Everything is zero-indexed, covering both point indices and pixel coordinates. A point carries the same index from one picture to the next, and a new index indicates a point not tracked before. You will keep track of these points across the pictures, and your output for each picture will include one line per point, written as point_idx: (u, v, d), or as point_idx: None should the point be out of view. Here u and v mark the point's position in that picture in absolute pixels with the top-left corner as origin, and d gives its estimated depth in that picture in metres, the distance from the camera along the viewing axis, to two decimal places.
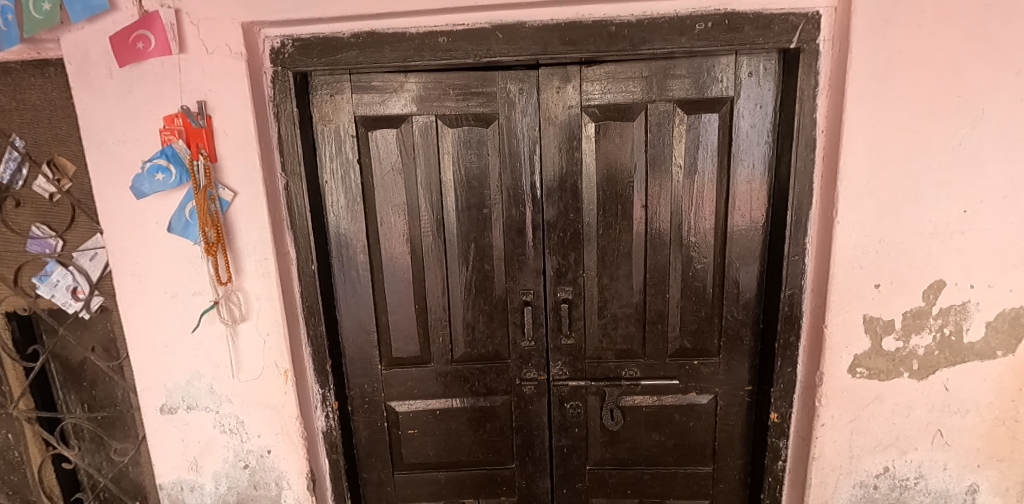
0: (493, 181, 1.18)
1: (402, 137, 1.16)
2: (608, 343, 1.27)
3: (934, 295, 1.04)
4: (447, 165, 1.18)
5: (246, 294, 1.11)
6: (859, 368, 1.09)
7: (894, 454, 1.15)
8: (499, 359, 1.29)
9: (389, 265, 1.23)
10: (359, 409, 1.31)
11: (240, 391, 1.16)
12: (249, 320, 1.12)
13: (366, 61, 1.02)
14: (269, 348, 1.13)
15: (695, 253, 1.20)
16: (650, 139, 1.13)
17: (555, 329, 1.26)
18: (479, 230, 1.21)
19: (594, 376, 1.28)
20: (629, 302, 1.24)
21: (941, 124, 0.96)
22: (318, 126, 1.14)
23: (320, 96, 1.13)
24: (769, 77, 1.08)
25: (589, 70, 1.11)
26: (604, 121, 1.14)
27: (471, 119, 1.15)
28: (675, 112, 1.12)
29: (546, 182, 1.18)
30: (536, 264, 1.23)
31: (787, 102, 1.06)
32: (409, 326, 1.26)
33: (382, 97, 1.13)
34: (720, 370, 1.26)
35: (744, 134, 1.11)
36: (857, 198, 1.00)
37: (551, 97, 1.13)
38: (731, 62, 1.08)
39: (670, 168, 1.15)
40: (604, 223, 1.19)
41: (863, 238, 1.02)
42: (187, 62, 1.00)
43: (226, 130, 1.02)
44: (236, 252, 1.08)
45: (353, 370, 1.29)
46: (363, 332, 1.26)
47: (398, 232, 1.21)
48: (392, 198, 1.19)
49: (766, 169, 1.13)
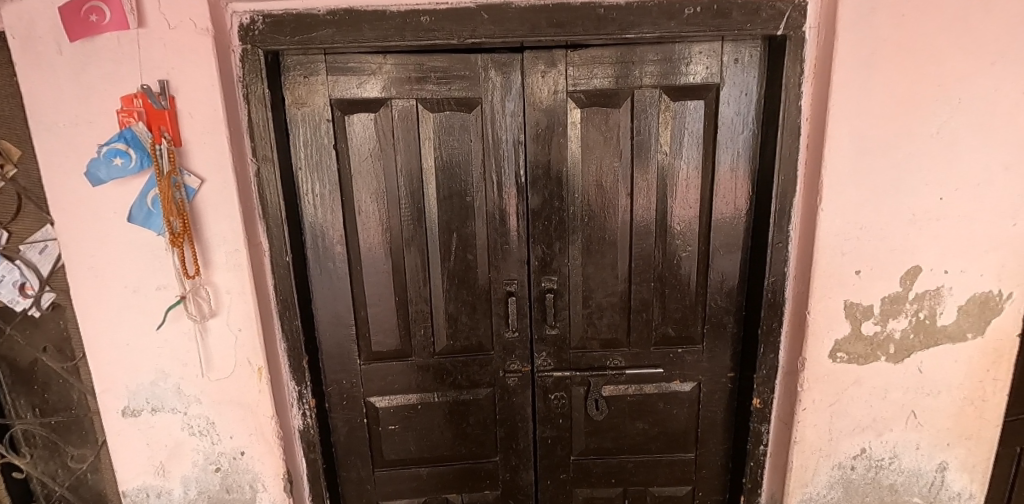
0: (476, 169, 1.15)
1: (381, 121, 1.11)
2: (593, 332, 1.25)
3: (911, 280, 1.07)
4: (428, 151, 1.14)
5: (216, 288, 1.04)
6: (839, 353, 1.11)
7: (871, 435, 1.17)
8: (482, 351, 1.26)
9: (368, 256, 1.18)
10: (338, 406, 1.26)
11: (210, 390, 1.10)
12: (219, 316, 1.05)
13: (344, 40, 0.97)
14: (241, 345, 1.07)
15: (679, 242, 1.19)
16: (636, 126, 1.12)
17: (539, 319, 1.24)
18: (462, 219, 1.17)
19: (580, 366, 1.27)
20: (614, 291, 1.23)
21: (919, 112, 0.98)
22: (291, 110, 1.08)
23: (294, 77, 1.07)
24: (754, 64, 1.08)
25: (575, 54, 1.09)
26: (590, 107, 1.12)
27: (453, 103, 1.11)
28: (662, 98, 1.11)
29: (530, 171, 1.15)
30: (520, 254, 1.20)
31: (771, 89, 1.07)
32: (389, 319, 1.22)
33: (359, 79, 1.08)
34: (704, 358, 1.26)
35: (728, 121, 1.12)
36: (840, 185, 1.02)
37: (536, 82, 1.10)
38: (716, 48, 1.08)
39: (655, 155, 1.14)
40: (589, 212, 1.18)
41: (845, 224, 1.04)
42: (147, 37, 0.92)
43: (192, 112, 0.96)
44: (204, 244, 1.01)
45: (331, 366, 1.24)
46: (341, 327, 1.21)
47: (377, 222, 1.17)
48: (370, 185, 1.15)
49: (750, 156, 1.13)
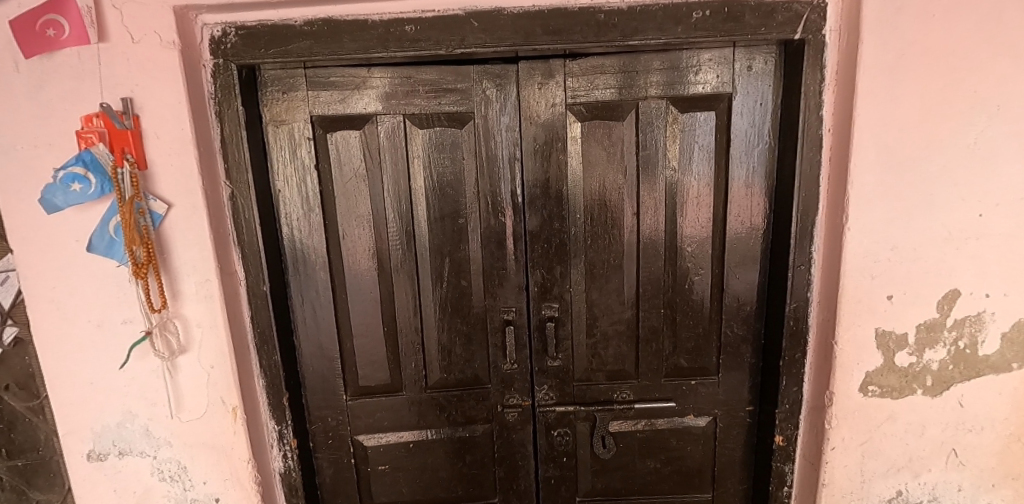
0: (469, 188, 1.07)
1: (366, 139, 1.03)
2: (598, 364, 1.15)
3: (948, 306, 0.97)
4: (417, 170, 1.06)
5: (185, 321, 0.95)
6: (871, 387, 1.00)
7: (907, 477, 1.06)
8: (478, 384, 1.16)
9: (353, 283, 1.10)
10: (323, 445, 1.17)
11: (181, 431, 1.01)
12: (190, 352, 0.97)
13: (322, 53, 0.91)
14: (213, 383, 0.98)
15: (691, 265, 1.10)
16: (641, 141, 1.04)
17: (540, 350, 1.14)
18: (455, 243, 1.09)
19: (584, 400, 1.17)
20: (620, 319, 1.13)
21: (954, 122, 0.89)
22: (269, 128, 1.01)
23: (271, 93, 1.00)
24: (768, 71, 1.00)
25: (574, 63, 1.01)
26: (591, 121, 1.04)
27: (444, 118, 1.03)
28: (669, 110, 1.03)
29: (527, 190, 1.07)
30: (518, 279, 1.11)
31: (788, 99, 0.98)
32: (377, 351, 1.13)
33: (342, 94, 1.01)
34: (720, 390, 1.16)
35: (742, 134, 1.03)
36: (868, 202, 0.92)
37: (532, 95, 1.02)
38: (727, 55, 1.00)
39: (662, 171, 1.05)
40: (592, 233, 1.09)
41: (874, 245, 0.94)
42: (109, 52, 0.86)
43: (158, 132, 0.88)
44: (172, 274, 0.93)
45: (314, 402, 1.14)
46: (325, 359, 1.12)
47: (363, 246, 1.08)
48: (356, 207, 1.06)
49: (766, 171, 1.04)
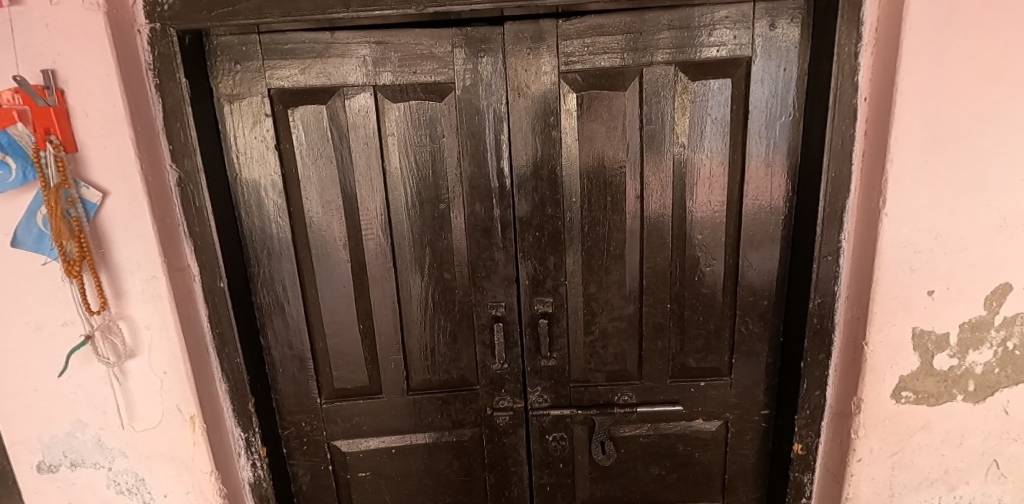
0: (451, 170, 0.94)
1: (333, 115, 0.91)
2: (597, 364, 1.04)
3: (997, 302, 0.84)
4: (392, 150, 0.93)
5: (132, 323, 0.85)
6: (905, 392, 0.88)
7: (941, 490, 0.95)
8: (465, 386, 1.06)
9: (324, 277, 0.99)
10: (298, 451, 1.08)
11: (136, 441, 0.92)
12: (139, 357, 0.87)
13: (273, 13, 0.78)
14: (167, 390, 0.89)
15: (701, 254, 0.98)
16: (645, 114, 0.91)
17: (532, 350, 1.03)
18: (436, 233, 0.98)
19: (582, 403, 1.06)
20: (621, 315, 1.02)
21: (1016, 87, 0.75)
22: (222, 104, 0.89)
23: (222, 64, 0.88)
24: (793, 30, 0.86)
25: (568, 24, 0.87)
26: (588, 91, 0.91)
27: (420, 90, 0.91)
28: (678, 78, 0.89)
29: (516, 172, 0.94)
30: (507, 271, 0.99)
31: (817, 63, 0.84)
32: (353, 351, 1.03)
33: (302, 64, 0.88)
34: (732, 393, 1.05)
35: (762, 104, 0.89)
36: (909, 183, 0.79)
37: (520, 61, 0.89)
38: (747, 11, 0.86)
39: (670, 148, 0.92)
40: (590, 219, 0.96)
41: (915, 233, 0.81)
42: (23, 16, 0.73)
43: (86, 109, 0.76)
44: (114, 270, 0.83)
45: (286, 405, 1.05)
46: (296, 360, 1.03)
47: (334, 236, 0.97)
48: (323, 192, 0.95)
49: (789, 148, 0.91)
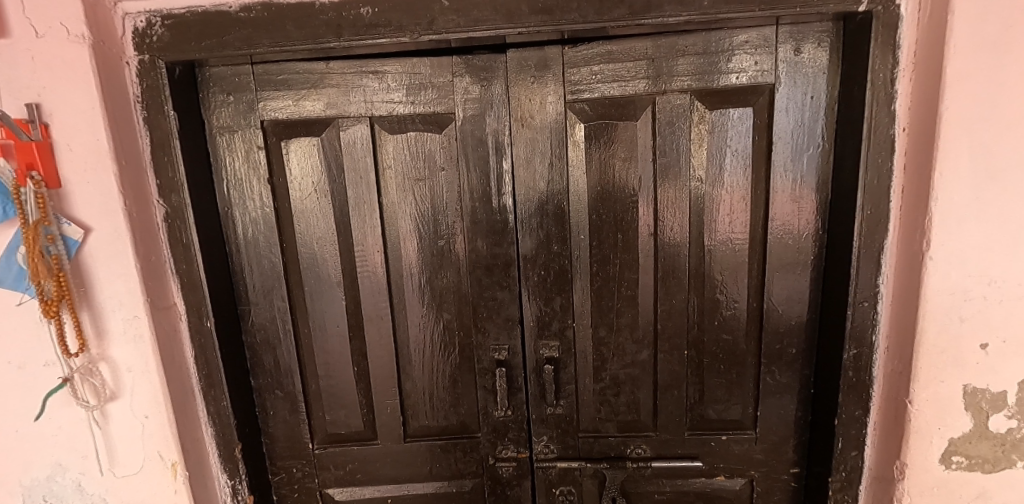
0: (451, 205, 0.89)
1: (328, 147, 0.87)
2: (607, 413, 0.96)
3: None
4: (389, 184, 0.89)
5: (113, 364, 0.81)
6: (955, 457, 0.77)
7: None
8: (466, 433, 0.99)
9: (318, 315, 0.94)
10: (289, 499, 1.02)
11: (117, 489, 0.87)
12: (121, 399, 0.82)
13: (263, 43, 0.74)
14: (149, 435, 0.84)
15: (722, 296, 0.90)
16: (658, 145, 0.85)
17: (538, 396, 0.95)
18: (435, 270, 0.92)
19: (592, 455, 0.98)
20: (633, 360, 0.94)
21: None
22: (216, 136, 0.86)
23: (216, 95, 0.85)
24: (821, 55, 0.79)
25: (574, 52, 0.82)
26: (597, 121, 0.85)
27: (418, 121, 0.86)
28: (693, 106, 0.83)
29: (520, 207, 0.88)
30: (510, 311, 0.92)
31: (848, 91, 0.77)
32: (347, 394, 0.97)
33: (296, 94, 0.85)
34: (757, 448, 0.95)
35: (788, 134, 0.82)
36: (958, 224, 0.70)
37: (524, 90, 0.84)
38: (769, 35, 0.79)
39: (686, 182, 0.86)
40: (600, 257, 0.90)
41: (966, 279, 0.72)
42: (10, 49, 0.71)
43: (71, 144, 0.73)
44: (97, 309, 0.79)
45: (277, 449, 0.99)
46: (288, 402, 0.97)
47: (328, 273, 0.92)
48: (318, 227, 0.90)
49: (819, 182, 0.83)
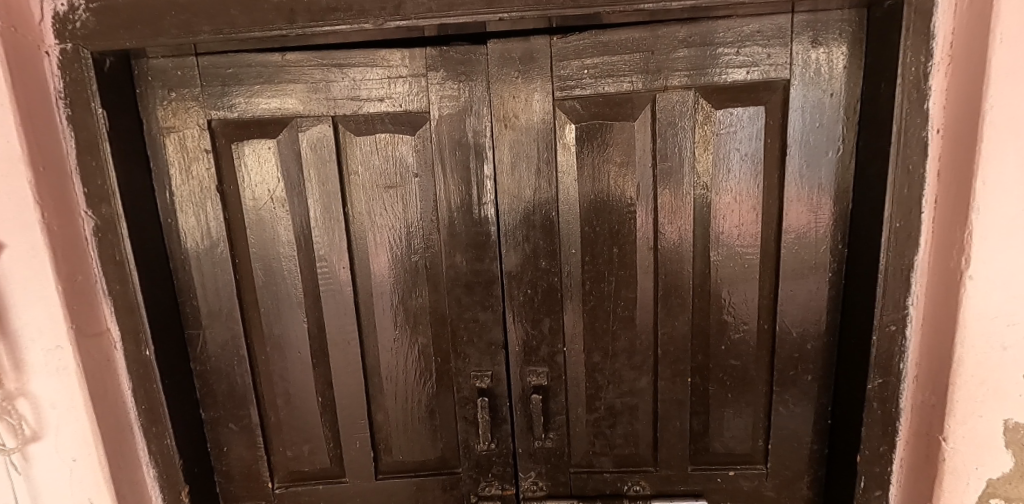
0: (426, 217, 0.79)
1: (286, 150, 0.77)
2: (602, 446, 0.87)
3: None
4: (357, 191, 0.79)
5: (33, 400, 0.70)
6: (994, 501, 0.68)
7: None
8: (446, 469, 0.89)
9: (278, 339, 0.83)
10: None
11: None
12: (44, 440, 0.71)
13: (205, 30, 0.64)
14: (77, 481, 0.72)
15: (730, 318, 0.80)
16: (658, 149, 0.75)
17: (524, 428, 0.86)
18: (408, 289, 0.82)
19: (585, 492, 0.88)
20: (631, 388, 0.84)
21: None
22: (159, 138, 0.76)
23: (156, 91, 0.75)
24: (842, 47, 0.70)
25: (564, 43, 0.73)
26: (590, 121, 0.75)
27: (388, 121, 0.76)
28: (698, 105, 0.73)
29: (503, 219, 0.78)
30: (493, 334, 0.83)
31: (874, 88, 0.68)
32: (312, 426, 0.87)
33: (249, 90, 0.75)
34: (768, 485, 0.86)
35: (804, 135, 0.73)
36: (1001, 240, 0.61)
37: (507, 87, 0.74)
38: (785, 24, 0.70)
39: (689, 190, 0.76)
40: (593, 274, 0.80)
41: (1011, 302, 0.63)
42: None
43: None
44: (12, 337, 0.68)
45: (233, 489, 0.89)
46: (245, 436, 0.87)
47: (288, 292, 0.82)
48: (275, 240, 0.80)
49: (837, 191, 0.74)
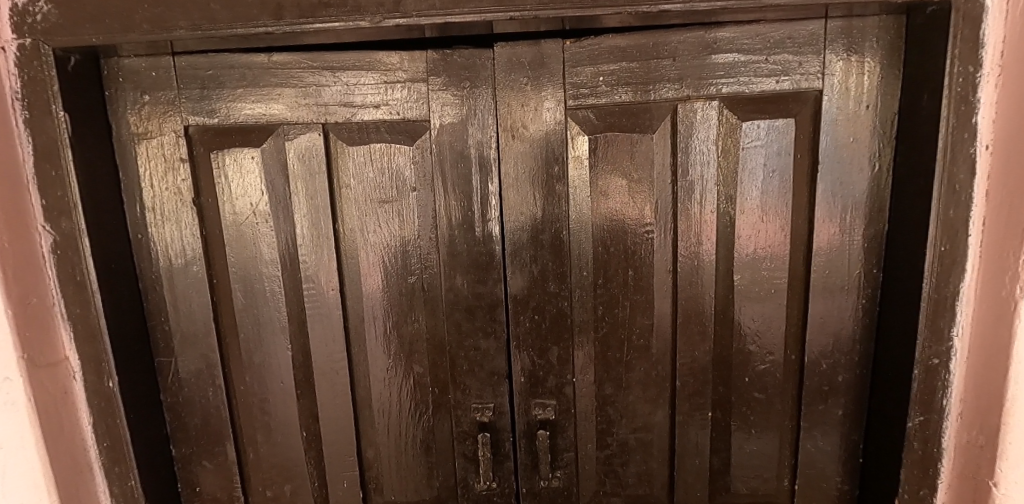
0: (424, 235, 0.72)
1: (270, 160, 0.70)
2: (614, 486, 0.79)
3: None
4: (348, 206, 0.72)
5: None
6: None
7: None
8: None
9: (258, 369, 0.76)
10: None
11: None
12: None
13: (181, 25, 0.58)
14: None
15: (754, 347, 0.74)
16: (678, 164, 0.69)
17: (529, 466, 0.78)
18: (403, 313, 0.75)
19: None
20: (646, 422, 0.77)
21: None
22: (130, 145, 0.69)
23: (128, 93, 0.68)
24: (878, 56, 0.65)
25: (577, 47, 0.67)
26: (604, 133, 0.69)
27: (384, 129, 0.70)
28: (721, 116, 0.68)
29: (508, 239, 0.72)
30: (496, 364, 0.75)
31: (914, 100, 0.63)
32: (295, 464, 0.79)
33: (231, 93, 0.68)
34: None
35: (835, 150, 0.67)
36: None
37: (515, 94, 0.68)
38: (816, 30, 0.65)
39: (712, 209, 0.70)
40: (606, 300, 0.74)
41: None
42: None
43: None
44: None
45: None
46: (220, 475, 0.78)
47: (270, 317, 0.74)
48: (257, 260, 0.73)
49: (871, 211, 0.69)
